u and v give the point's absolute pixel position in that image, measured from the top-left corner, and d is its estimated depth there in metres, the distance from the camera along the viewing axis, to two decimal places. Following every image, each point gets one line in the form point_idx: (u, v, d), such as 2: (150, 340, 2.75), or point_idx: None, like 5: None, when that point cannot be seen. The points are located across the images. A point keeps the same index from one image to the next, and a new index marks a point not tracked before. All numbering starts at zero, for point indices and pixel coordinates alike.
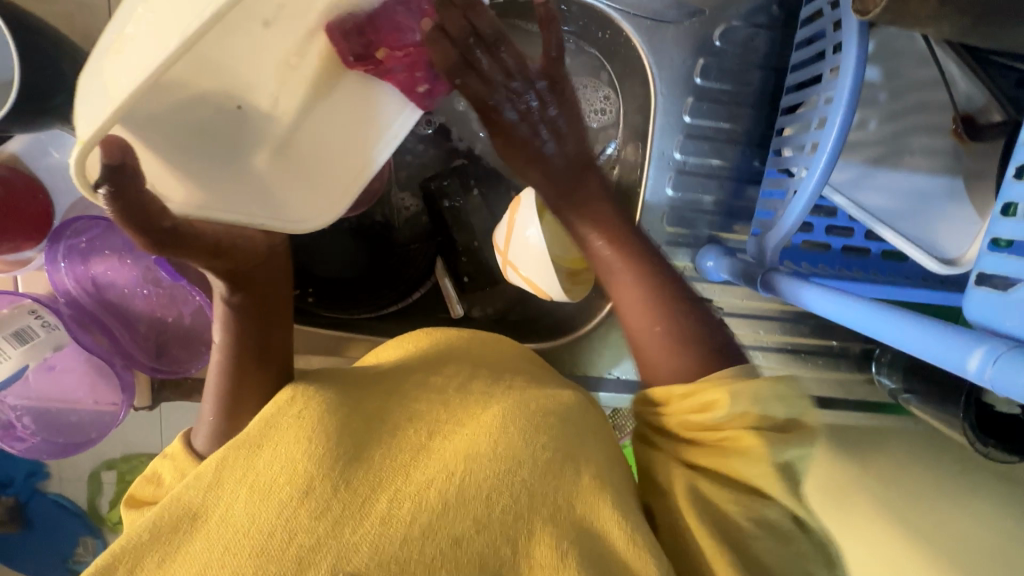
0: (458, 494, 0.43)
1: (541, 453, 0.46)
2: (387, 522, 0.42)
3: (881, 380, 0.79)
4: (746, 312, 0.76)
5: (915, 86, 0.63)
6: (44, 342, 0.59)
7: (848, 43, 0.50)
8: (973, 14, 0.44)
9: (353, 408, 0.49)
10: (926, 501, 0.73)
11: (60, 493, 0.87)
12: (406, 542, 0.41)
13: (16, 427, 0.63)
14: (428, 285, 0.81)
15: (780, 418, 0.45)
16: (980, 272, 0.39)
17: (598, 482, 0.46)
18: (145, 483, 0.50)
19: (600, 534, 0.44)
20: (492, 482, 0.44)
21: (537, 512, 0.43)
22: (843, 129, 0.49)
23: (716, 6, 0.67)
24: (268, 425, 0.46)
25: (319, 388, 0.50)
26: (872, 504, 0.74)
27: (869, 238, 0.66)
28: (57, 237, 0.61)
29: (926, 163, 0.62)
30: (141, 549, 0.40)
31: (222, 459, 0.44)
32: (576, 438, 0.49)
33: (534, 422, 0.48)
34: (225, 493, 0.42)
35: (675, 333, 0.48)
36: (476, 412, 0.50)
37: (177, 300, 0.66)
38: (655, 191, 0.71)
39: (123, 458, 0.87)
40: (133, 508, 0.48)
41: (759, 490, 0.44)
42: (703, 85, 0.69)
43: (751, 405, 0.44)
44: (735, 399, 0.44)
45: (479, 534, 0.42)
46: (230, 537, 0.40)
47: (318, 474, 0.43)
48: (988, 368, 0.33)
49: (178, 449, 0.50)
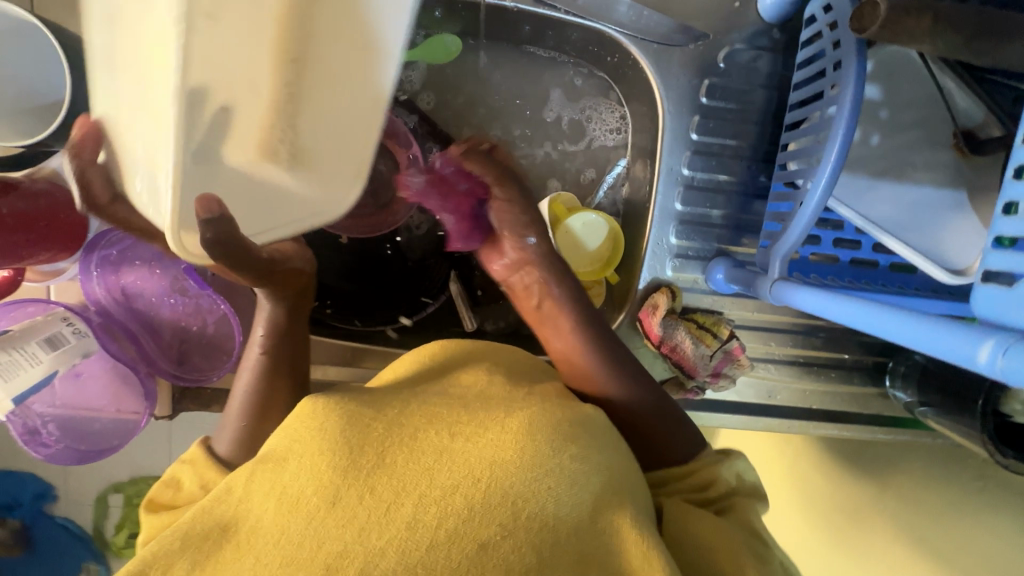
0: (484, 501, 0.44)
1: (567, 463, 0.47)
2: (412, 528, 0.42)
3: (895, 394, 0.78)
4: (757, 324, 0.76)
5: (915, 101, 0.65)
6: (75, 348, 0.61)
7: (847, 61, 0.52)
8: (965, 30, 0.47)
9: (376, 415, 0.50)
10: (945, 518, 0.76)
11: (67, 517, 0.89)
12: (432, 548, 0.41)
13: (41, 434, 0.62)
14: (443, 299, 0.82)
15: (750, 482, 0.56)
16: (986, 269, 0.38)
17: (620, 497, 0.48)
18: (163, 487, 0.53)
19: (621, 543, 0.46)
20: (518, 488, 0.45)
21: (564, 513, 0.45)
22: (844, 144, 0.51)
23: (720, 30, 0.70)
24: (295, 440, 0.48)
25: (340, 400, 0.51)
26: (888, 522, 0.81)
27: (876, 250, 0.68)
28: (92, 248, 0.64)
29: (929, 177, 0.64)
30: (173, 555, 0.42)
31: (251, 472, 0.47)
32: (600, 446, 0.51)
33: (560, 431, 0.49)
34: (253, 504, 0.44)
35: (674, 418, 0.59)
36: (499, 417, 0.50)
37: (202, 310, 0.69)
38: (664, 206, 0.73)
39: (131, 481, 0.89)
40: (150, 512, 0.51)
41: (761, 537, 0.51)
42: (709, 104, 0.72)
43: (737, 478, 0.55)
44: (724, 473, 0.55)
45: (506, 539, 0.42)
46: (262, 548, 0.42)
47: (344, 480, 0.44)
48: (999, 358, 0.33)
49: (195, 455, 0.55)
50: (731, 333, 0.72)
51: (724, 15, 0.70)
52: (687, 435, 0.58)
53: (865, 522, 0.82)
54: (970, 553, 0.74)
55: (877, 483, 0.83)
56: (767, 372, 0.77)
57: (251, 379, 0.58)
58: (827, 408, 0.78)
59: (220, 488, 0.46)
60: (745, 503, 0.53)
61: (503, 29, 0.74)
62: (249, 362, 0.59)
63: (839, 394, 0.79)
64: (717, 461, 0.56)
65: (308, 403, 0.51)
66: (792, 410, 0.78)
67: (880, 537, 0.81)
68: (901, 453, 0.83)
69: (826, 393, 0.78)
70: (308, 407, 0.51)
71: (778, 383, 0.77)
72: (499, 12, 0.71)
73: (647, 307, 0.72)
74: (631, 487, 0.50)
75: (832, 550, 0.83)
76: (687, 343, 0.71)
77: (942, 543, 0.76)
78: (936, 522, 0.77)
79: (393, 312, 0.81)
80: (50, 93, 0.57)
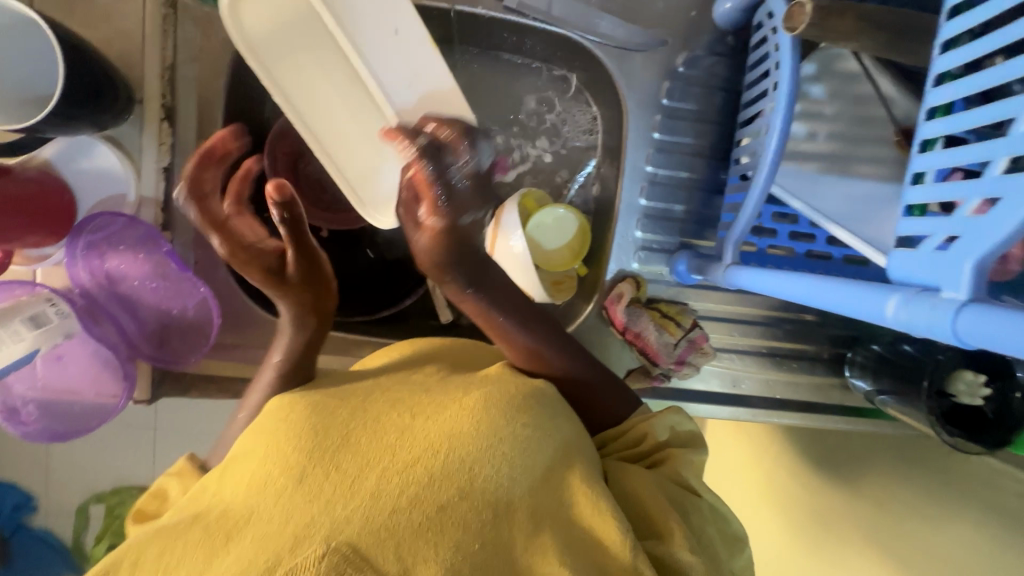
0: (443, 469, 0.45)
1: (520, 430, 0.49)
2: (377, 497, 0.43)
3: (854, 384, 0.80)
4: (720, 315, 0.79)
5: (859, 100, 0.70)
6: (57, 328, 0.63)
7: (784, 60, 0.57)
8: (886, 30, 0.52)
9: (340, 406, 0.51)
10: (905, 520, 0.78)
11: (46, 528, 0.94)
12: (394, 512, 0.43)
13: (20, 412, 0.65)
14: (418, 294, 0.85)
15: (687, 431, 0.60)
16: (899, 236, 0.41)
17: (568, 454, 0.51)
18: (151, 499, 0.55)
19: (575, 502, 0.49)
20: (475, 454, 0.47)
21: (517, 477, 0.47)
22: (783, 134, 0.56)
23: (678, 37, 0.75)
24: (263, 428, 0.49)
25: (306, 393, 0.53)
26: (857, 529, 0.81)
27: (831, 243, 0.70)
28: (78, 232, 0.66)
29: (875, 170, 0.67)
30: (141, 546, 0.42)
31: (225, 468, 0.48)
32: (552, 414, 0.53)
33: (510, 401, 0.52)
34: (226, 494, 0.46)
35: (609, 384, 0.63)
36: (456, 395, 0.52)
37: (183, 293, 0.71)
38: (629, 201, 0.76)
39: (112, 491, 0.94)
40: (138, 521, 0.53)
41: (691, 488, 0.55)
42: (670, 105, 0.76)
43: (669, 432, 0.59)
44: (657, 429, 0.59)
45: (463, 502, 0.44)
46: (231, 528, 0.42)
47: (309, 460, 0.46)
48: (902, 311, 0.36)
49: (184, 469, 0.56)
50: (694, 323, 0.75)
51: (682, 23, 0.75)
52: (621, 397, 0.63)
53: (834, 526, 0.84)
54: (925, 550, 0.74)
55: (849, 484, 0.85)
56: (731, 362, 0.80)
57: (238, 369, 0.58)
58: (791, 398, 0.81)
59: (195, 491, 0.48)
60: (678, 455, 0.57)
61: (478, 35, 0.78)
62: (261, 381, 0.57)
63: (803, 385, 0.81)
64: (647, 417, 0.60)
65: (275, 403, 0.52)
66: (757, 401, 0.81)
67: (851, 542, 0.81)
68: (869, 455, 0.86)
69: (790, 384, 0.81)
70: (276, 405, 0.51)
71: (743, 372, 0.80)
72: (472, 18, 0.75)
73: (612, 296, 0.76)
74: (578, 447, 0.52)
75: (805, 556, 0.86)
76: (651, 331, 0.74)
77: (904, 539, 0.76)
78: (901, 523, 0.78)
79: (369, 306, 0.84)
80: (43, 85, 0.60)
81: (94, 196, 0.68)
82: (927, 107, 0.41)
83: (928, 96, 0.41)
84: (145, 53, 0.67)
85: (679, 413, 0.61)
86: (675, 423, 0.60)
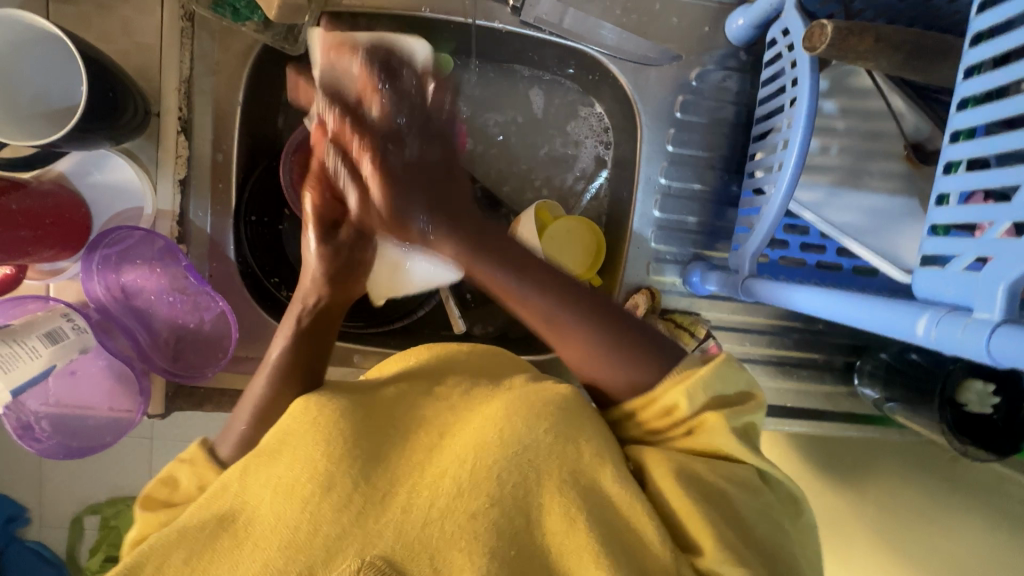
0: (472, 480, 0.46)
1: (545, 437, 0.48)
2: (408, 510, 0.45)
3: (863, 392, 0.82)
4: (733, 325, 0.81)
5: (868, 115, 0.71)
6: (73, 344, 0.61)
7: (802, 77, 0.58)
8: (903, 50, 0.53)
9: (366, 418, 0.51)
10: (923, 516, 0.75)
11: (39, 541, 0.91)
12: (427, 525, 0.44)
13: (34, 428, 0.63)
14: (432, 303, 0.84)
15: (733, 391, 0.49)
16: (924, 255, 0.42)
17: (601, 457, 0.47)
18: (161, 486, 0.52)
19: (614, 499, 0.46)
20: (502, 464, 0.46)
21: (546, 484, 0.46)
22: (801, 152, 0.57)
23: (692, 52, 0.76)
24: (285, 436, 0.49)
25: (332, 397, 0.52)
26: (869, 529, 0.79)
27: (840, 255, 0.70)
28: (94, 248, 0.64)
29: (885, 185, 0.68)
30: (169, 547, 0.44)
31: (245, 468, 0.48)
32: (584, 423, 0.49)
33: (534, 410, 0.50)
34: (257, 499, 0.46)
35: (635, 356, 0.50)
36: (480, 408, 0.52)
37: (200, 307, 0.71)
38: (643, 213, 0.77)
39: (109, 502, 0.93)
40: (147, 508, 0.50)
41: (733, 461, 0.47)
42: (683, 118, 0.77)
43: (707, 391, 0.47)
44: (692, 393, 0.47)
45: (493, 508, 0.45)
46: (262, 536, 0.44)
47: (338, 470, 0.46)
48: (933, 329, 0.37)
49: (196, 454, 0.54)
50: (707, 333, 0.76)
51: (696, 38, 0.76)
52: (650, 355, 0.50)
53: (847, 528, 0.81)
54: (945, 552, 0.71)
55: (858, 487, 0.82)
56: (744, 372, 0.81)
57: (260, 378, 0.56)
58: (801, 405, 0.83)
59: (216, 484, 0.48)
60: (714, 419, 0.47)
61: (491, 47, 0.79)
62: (265, 364, 0.57)
63: (814, 394, 0.83)
64: (680, 378, 0.48)
65: (301, 403, 0.51)
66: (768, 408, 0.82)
67: (859, 541, 0.79)
68: (876, 457, 0.85)
69: (800, 391, 0.82)
70: (301, 406, 0.51)
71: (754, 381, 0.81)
72: (488, 32, 0.76)
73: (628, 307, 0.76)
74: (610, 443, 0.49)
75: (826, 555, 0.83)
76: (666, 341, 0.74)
77: (923, 541, 0.74)
78: (914, 521, 0.76)
79: (382, 316, 0.83)
80: (61, 99, 0.60)
81: (108, 209, 0.67)
82: (952, 129, 0.42)
83: (953, 119, 0.42)
84: (163, 66, 0.67)
85: (730, 363, 0.49)
86: (714, 379, 0.48)
